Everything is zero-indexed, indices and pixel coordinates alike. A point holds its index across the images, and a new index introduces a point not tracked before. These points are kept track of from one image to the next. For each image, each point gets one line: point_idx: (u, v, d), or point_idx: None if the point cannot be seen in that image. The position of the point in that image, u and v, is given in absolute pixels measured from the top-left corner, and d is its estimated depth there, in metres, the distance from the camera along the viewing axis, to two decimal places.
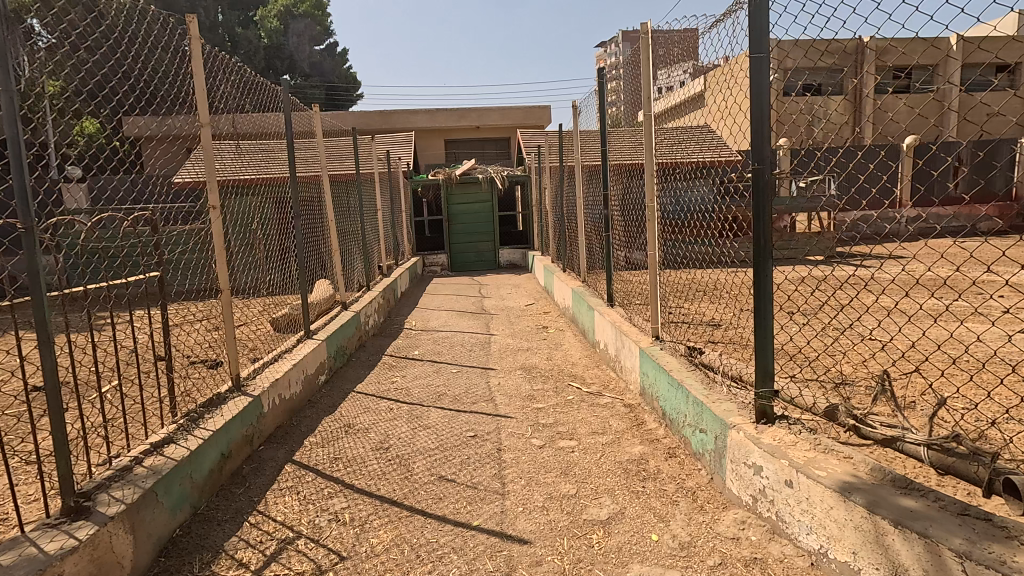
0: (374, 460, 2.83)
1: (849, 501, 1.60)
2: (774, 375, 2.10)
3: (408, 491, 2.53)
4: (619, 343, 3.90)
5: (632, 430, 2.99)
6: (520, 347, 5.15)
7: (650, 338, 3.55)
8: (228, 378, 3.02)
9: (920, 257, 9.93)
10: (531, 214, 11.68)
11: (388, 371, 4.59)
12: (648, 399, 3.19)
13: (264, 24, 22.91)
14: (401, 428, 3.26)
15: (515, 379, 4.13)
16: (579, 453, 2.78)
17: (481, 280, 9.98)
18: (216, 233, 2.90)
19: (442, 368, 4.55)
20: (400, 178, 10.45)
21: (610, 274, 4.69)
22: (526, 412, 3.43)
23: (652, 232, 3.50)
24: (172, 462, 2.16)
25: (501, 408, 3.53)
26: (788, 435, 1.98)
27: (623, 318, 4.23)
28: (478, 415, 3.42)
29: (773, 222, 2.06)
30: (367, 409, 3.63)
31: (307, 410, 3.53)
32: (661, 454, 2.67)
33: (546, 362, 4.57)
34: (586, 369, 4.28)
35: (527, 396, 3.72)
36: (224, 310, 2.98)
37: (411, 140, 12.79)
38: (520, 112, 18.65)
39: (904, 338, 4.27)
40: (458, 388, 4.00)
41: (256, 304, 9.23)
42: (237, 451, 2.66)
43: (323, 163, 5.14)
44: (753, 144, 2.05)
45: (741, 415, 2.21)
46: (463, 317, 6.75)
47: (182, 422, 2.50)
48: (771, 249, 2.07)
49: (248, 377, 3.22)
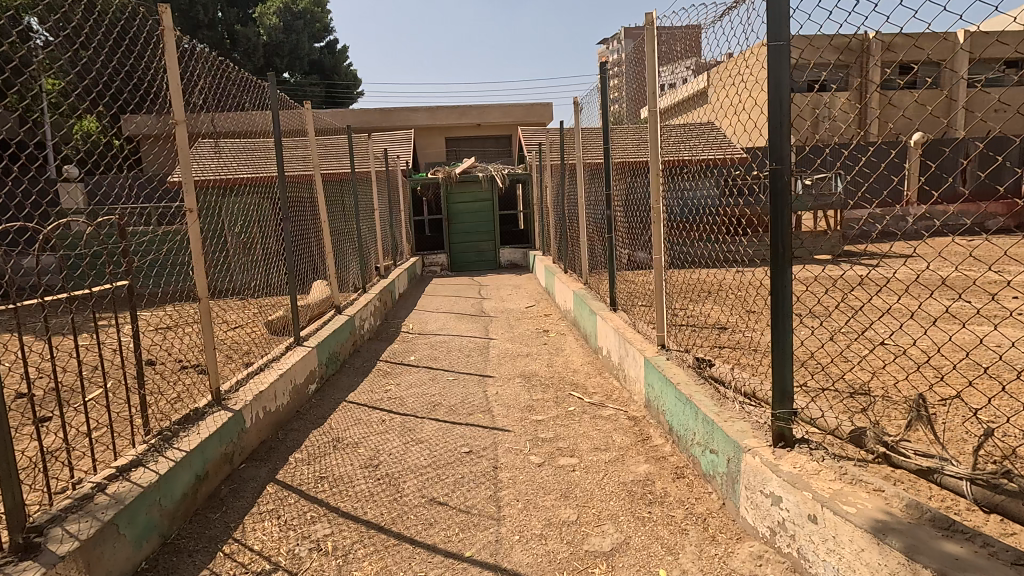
0: (362, 480, 2.66)
1: (883, 544, 1.42)
2: (793, 394, 1.92)
3: (397, 515, 2.36)
4: (623, 351, 3.72)
5: (637, 447, 2.81)
6: (520, 352, 4.97)
7: (655, 347, 3.36)
8: (208, 392, 2.84)
9: (928, 257, 9.74)
10: (533, 213, 11.50)
11: (382, 378, 4.42)
12: (654, 412, 3.01)
13: (263, 20, 22.45)
14: (393, 443, 3.09)
15: (514, 388, 3.95)
16: (581, 472, 2.61)
17: (482, 281, 9.81)
18: (192, 238, 2.74)
19: (438, 375, 4.38)
20: (399, 177, 10.26)
21: (612, 277, 4.49)
22: (525, 425, 3.25)
23: (656, 235, 3.31)
24: (137, 489, 1.99)
25: (499, 420, 3.35)
26: (810, 463, 1.80)
27: (626, 324, 4.06)
28: (474, 428, 3.25)
29: (793, 228, 1.87)
30: (358, 420, 3.46)
31: (295, 423, 3.36)
32: (668, 474, 2.50)
33: (547, 369, 4.39)
34: (588, 377, 4.10)
35: (526, 407, 3.55)
36: (204, 320, 2.80)
37: (411, 138, 12.62)
38: (521, 109, 18.44)
39: (919, 345, 4.11)
40: (453, 397, 3.83)
41: (252, 305, 9.08)
42: (214, 471, 2.49)
43: (314, 159, 4.92)
44: (771, 140, 1.86)
45: (757, 437, 2.03)
46: (461, 320, 6.58)
47: (154, 441, 2.33)
48: (791, 257, 1.87)
49: (230, 388, 3.04)
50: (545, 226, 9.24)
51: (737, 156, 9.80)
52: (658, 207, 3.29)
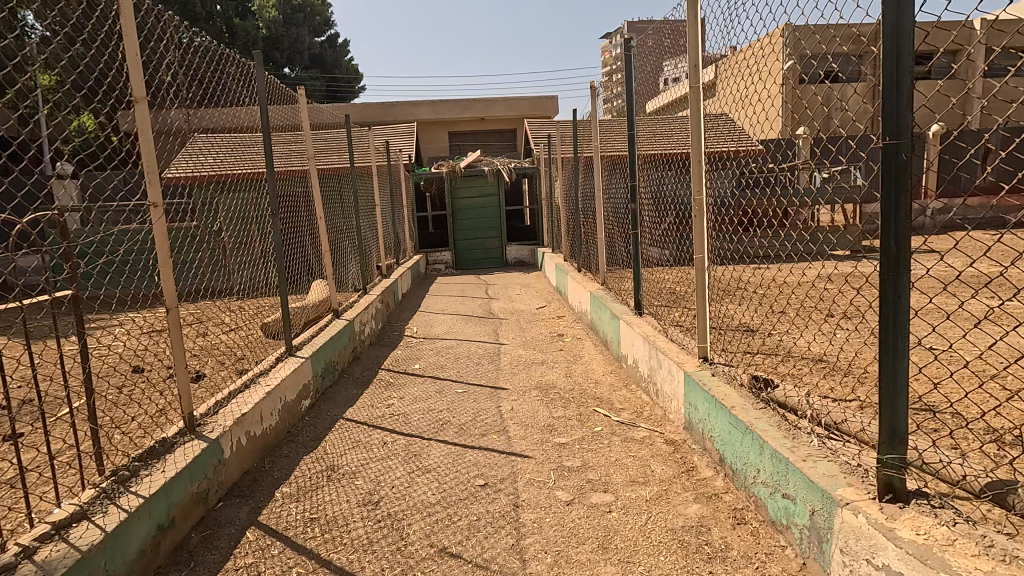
0: (359, 522, 2.25)
1: None
2: (906, 436, 1.50)
3: (400, 571, 1.95)
4: (654, 362, 3.29)
5: (682, 481, 2.40)
6: (534, 359, 4.57)
7: (696, 359, 2.93)
8: (181, 418, 2.44)
9: (954, 253, 9.29)
10: (540, 209, 11.07)
11: (384, 390, 4.02)
12: (699, 437, 2.60)
13: (260, 13, 22.00)
14: (396, 472, 2.68)
15: (530, 402, 3.55)
16: (618, 513, 2.20)
17: (488, 280, 9.39)
18: (157, 238, 2.35)
19: (445, 386, 3.97)
20: (400, 171, 9.82)
21: (638, 277, 4.05)
22: (547, 449, 2.85)
23: (696, 230, 2.88)
24: (76, 553, 1.59)
25: (516, 443, 2.94)
26: (938, 528, 1.39)
27: (655, 330, 3.65)
28: (489, 454, 2.85)
29: (910, 223, 1.44)
30: (356, 443, 3.05)
31: (285, 448, 2.95)
32: (726, 518, 2.08)
33: (565, 379, 3.99)
34: (612, 389, 3.68)
35: (547, 426, 3.13)
36: (174, 334, 2.39)
37: (413, 132, 12.18)
38: (526, 103, 17.96)
39: (981, 357, 3.68)
40: (464, 414, 3.42)
41: (248, 307, 8.70)
42: (184, 514, 2.09)
43: (307, 148, 4.52)
44: (888, 107, 1.42)
45: (855, 486, 1.61)
46: (469, 322, 6.17)
47: (108, 484, 1.93)
48: (908, 259, 1.45)
49: (208, 410, 2.64)
50: (555, 223, 8.82)
51: (754, 148, 9.35)
52: (700, 200, 2.87)
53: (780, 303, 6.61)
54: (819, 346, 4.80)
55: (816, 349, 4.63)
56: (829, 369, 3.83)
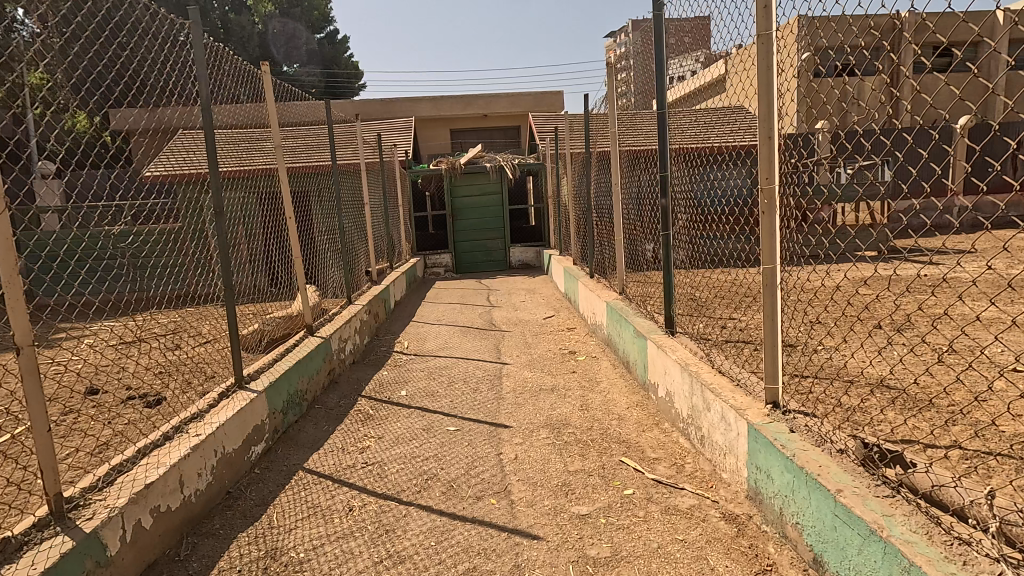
0: None
1: None
2: None
3: None
4: (700, 401, 2.54)
5: None
6: (542, 385, 3.85)
7: (764, 404, 2.18)
8: (48, 503, 1.74)
9: (993, 255, 8.59)
10: (547, 208, 10.35)
11: (361, 426, 3.31)
12: (779, 520, 1.87)
13: (257, 8, 21.39)
14: (357, 564, 1.97)
15: (541, 448, 2.83)
16: None
17: (490, 285, 8.68)
18: None
19: (436, 422, 3.26)
20: (395, 167, 9.09)
21: (669, 290, 3.31)
22: (562, 528, 2.12)
23: (761, 232, 2.11)
24: None
25: (523, 516, 2.23)
26: None
27: (694, 355, 2.93)
28: (486, 533, 2.13)
29: None
30: (314, 512, 2.34)
31: (216, 522, 2.24)
32: None
33: (582, 413, 3.27)
34: (641, 430, 2.96)
35: (560, 488, 2.41)
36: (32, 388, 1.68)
37: (411, 127, 11.48)
38: (530, 99, 17.29)
39: None
40: (455, 465, 2.70)
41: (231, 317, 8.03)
42: None
43: (273, 139, 3.85)
44: None
45: None
46: (467, 335, 5.46)
47: None
48: None
49: (101, 480, 1.94)
50: (563, 224, 8.13)
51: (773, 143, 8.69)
52: (767, 192, 2.10)
53: (817, 312, 5.89)
54: (878, 368, 4.07)
55: (877, 372, 3.90)
56: (907, 405, 3.11)
